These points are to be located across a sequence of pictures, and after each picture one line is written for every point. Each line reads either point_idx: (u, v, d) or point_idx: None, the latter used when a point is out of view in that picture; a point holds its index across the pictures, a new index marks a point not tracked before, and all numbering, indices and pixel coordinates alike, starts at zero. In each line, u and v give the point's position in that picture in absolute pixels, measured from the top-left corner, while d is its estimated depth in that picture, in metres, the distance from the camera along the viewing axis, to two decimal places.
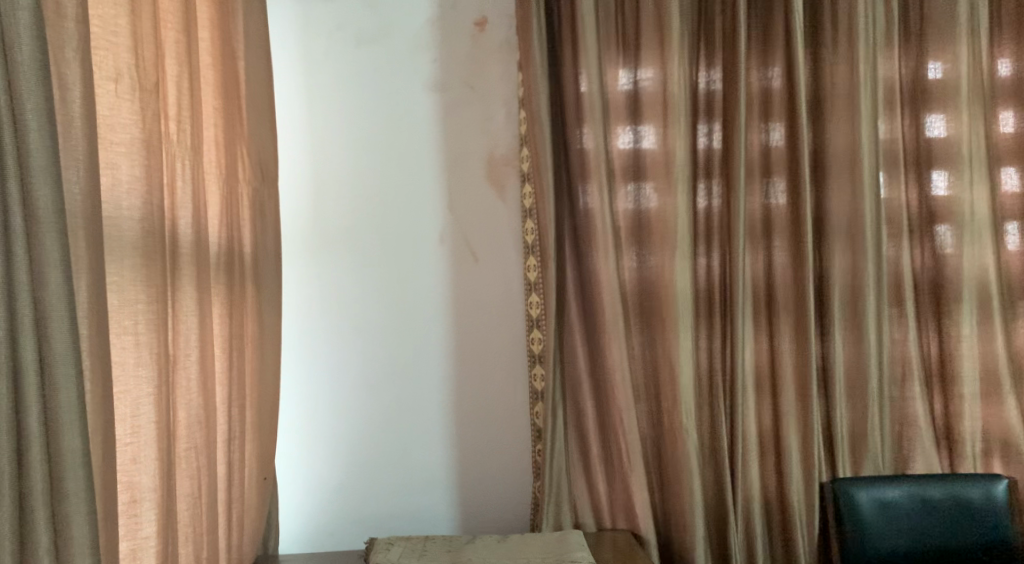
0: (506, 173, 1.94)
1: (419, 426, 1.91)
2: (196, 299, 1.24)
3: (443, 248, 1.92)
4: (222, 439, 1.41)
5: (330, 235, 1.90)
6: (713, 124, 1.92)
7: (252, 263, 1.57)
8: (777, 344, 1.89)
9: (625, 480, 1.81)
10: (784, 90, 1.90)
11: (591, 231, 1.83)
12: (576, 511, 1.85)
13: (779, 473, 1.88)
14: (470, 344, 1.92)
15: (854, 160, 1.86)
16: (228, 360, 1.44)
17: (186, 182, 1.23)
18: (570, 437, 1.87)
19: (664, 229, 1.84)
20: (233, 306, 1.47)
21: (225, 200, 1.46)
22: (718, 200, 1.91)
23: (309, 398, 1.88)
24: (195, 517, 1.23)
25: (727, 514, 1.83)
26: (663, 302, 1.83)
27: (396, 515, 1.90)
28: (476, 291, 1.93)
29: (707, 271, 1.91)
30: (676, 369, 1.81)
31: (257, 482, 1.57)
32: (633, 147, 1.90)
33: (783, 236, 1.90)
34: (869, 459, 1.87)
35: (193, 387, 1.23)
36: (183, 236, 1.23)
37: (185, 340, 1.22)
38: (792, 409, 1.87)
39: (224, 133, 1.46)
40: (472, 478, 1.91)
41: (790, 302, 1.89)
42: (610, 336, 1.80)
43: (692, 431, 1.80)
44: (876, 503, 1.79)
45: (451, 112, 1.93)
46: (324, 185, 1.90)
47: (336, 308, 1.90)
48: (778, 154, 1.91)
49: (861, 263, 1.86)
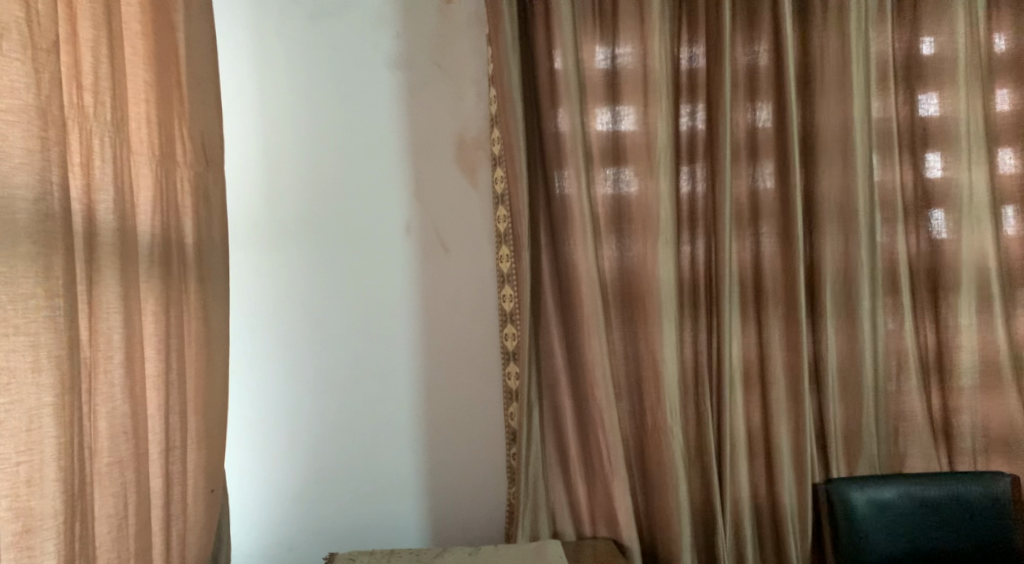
0: (477, 157, 1.80)
1: (385, 430, 1.77)
2: (119, 293, 1.11)
3: (410, 238, 1.79)
4: (158, 450, 1.28)
5: (285, 224, 1.75)
6: (697, 104, 1.79)
7: (195, 256, 1.43)
8: (766, 335, 1.77)
9: (606, 484, 1.69)
10: (771, 66, 1.78)
11: (567, 218, 1.70)
12: (554, 519, 1.72)
13: (770, 474, 1.76)
14: (439, 342, 1.79)
15: (846, 140, 1.74)
16: (164, 361, 1.30)
17: (105, 161, 1.09)
18: (548, 439, 1.74)
19: (646, 216, 1.71)
20: (172, 303, 1.33)
21: (160, 184, 1.32)
22: (703, 183, 1.79)
23: (265, 402, 1.74)
24: (121, 540, 1.09)
25: (715, 518, 1.71)
26: (645, 293, 1.71)
27: (360, 526, 1.77)
28: (445, 284, 1.79)
29: (691, 259, 1.79)
30: (660, 366, 1.69)
31: (203, 495, 1.43)
32: (611, 130, 1.77)
33: (771, 222, 1.78)
34: (865, 458, 1.77)
35: (117, 393, 1.10)
36: (105, 223, 1.09)
37: (107, 340, 1.09)
38: (782, 405, 1.76)
39: (160, 111, 1.32)
40: (443, 486, 1.78)
41: (780, 291, 1.77)
42: (589, 330, 1.68)
43: (677, 430, 1.68)
44: (872, 503, 1.68)
45: (416, 91, 1.79)
46: (278, 170, 1.75)
47: (293, 304, 1.75)
48: (766, 135, 1.79)
49: (854, 250, 1.74)
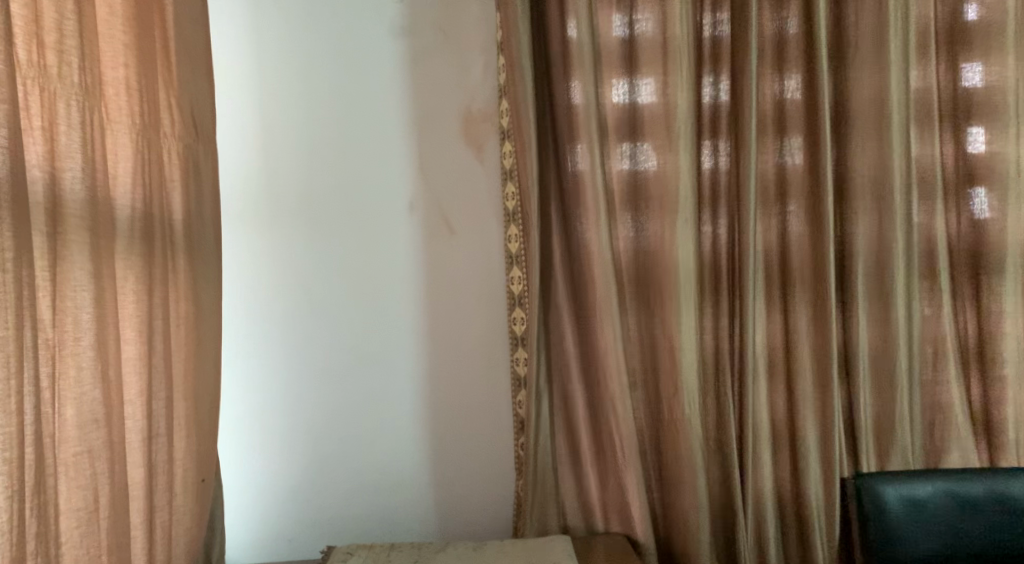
0: (484, 131, 1.71)
1: (388, 419, 1.69)
2: (89, 270, 1.03)
3: (413, 217, 1.70)
4: (141, 438, 1.21)
5: (282, 202, 1.67)
6: (720, 75, 1.67)
7: (184, 232, 1.35)
8: (792, 321, 1.66)
9: (619, 477, 1.59)
10: (801, 34, 1.66)
11: (579, 195, 1.60)
12: (564, 513, 1.64)
13: (795, 467, 1.66)
14: (443, 326, 1.70)
15: (882, 111, 1.62)
16: (148, 343, 1.22)
17: (72, 127, 1.02)
18: (558, 429, 1.65)
19: (665, 194, 1.60)
20: (156, 282, 1.25)
21: (142, 155, 1.23)
22: (726, 159, 1.67)
23: (262, 388, 1.67)
24: (91, 535, 1.03)
25: (736, 514, 1.61)
26: (662, 275, 1.61)
27: (360, 518, 1.69)
28: (451, 266, 1.70)
29: (713, 239, 1.67)
30: (678, 353, 1.59)
31: (193, 484, 1.36)
32: (628, 103, 1.66)
33: (800, 199, 1.66)
34: (897, 452, 1.65)
35: (86, 376, 1.02)
36: (73, 194, 1.01)
37: (75, 322, 1.01)
38: (809, 395, 1.65)
39: (142, 76, 1.23)
40: (447, 477, 1.70)
41: (808, 274, 1.66)
42: (601, 315, 1.58)
43: (696, 421, 1.58)
44: (904, 500, 1.57)
45: (421, 61, 1.69)
46: (275, 145, 1.67)
47: (290, 287, 1.67)
48: (795, 108, 1.66)
49: (889, 230, 1.63)
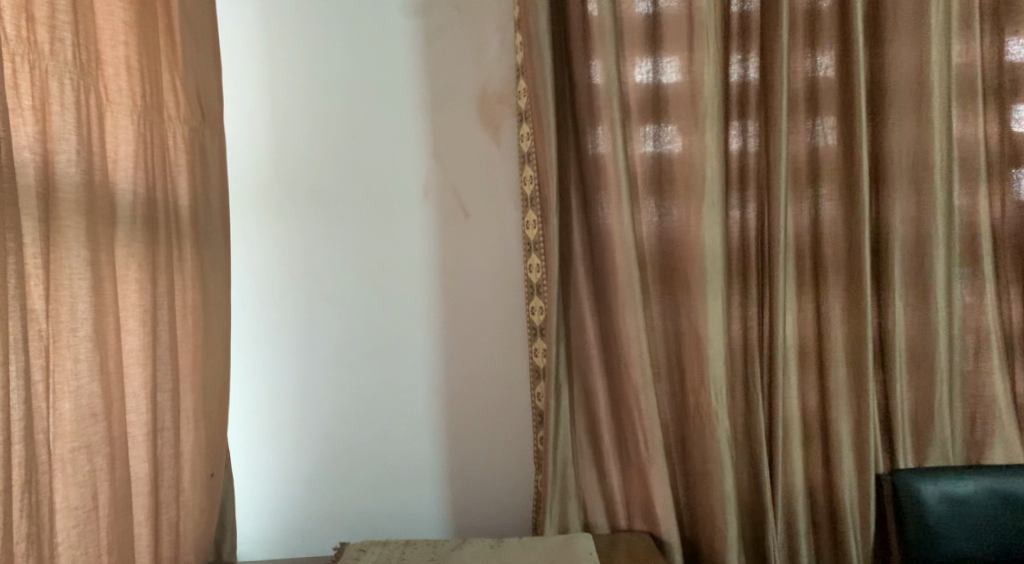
0: (501, 113, 1.65)
1: (402, 411, 1.64)
2: (86, 257, 0.99)
3: (428, 202, 1.65)
4: (145, 432, 1.16)
5: (293, 188, 1.62)
6: (749, 52, 1.59)
7: (190, 219, 1.30)
8: (825, 310, 1.59)
9: (642, 472, 1.53)
10: (835, 8, 1.57)
11: (600, 179, 1.54)
12: (585, 509, 1.58)
13: (827, 462, 1.58)
14: (459, 315, 1.65)
15: (921, 88, 1.53)
16: (151, 334, 1.17)
17: (66, 107, 0.97)
18: (578, 423, 1.59)
19: (690, 176, 1.53)
20: (160, 270, 1.20)
21: (144, 138, 1.18)
22: (755, 140, 1.59)
23: (274, 380, 1.62)
24: (88, 535, 0.98)
25: (766, 511, 1.54)
26: (687, 261, 1.54)
27: (374, 514, 1.65)
28: (467, 253, 1.65)
29: (741, 224, 1.60)
30: (704, 343, 1.52)
31: (202, 480, 1.31)
32: (652, 83, 1.58)
33: (833, 182, 1.58)
34: (936, 447, 1.58)
35: (83, 369, 0.98)
36: (68, 176, 0.97)
37: (71, 312, 0.96)
38: (843, 387, 1.57)
39: (143, 56, 1.18)
40: (464, 471, 1.65)
41: (842, 260, 1.58)
42: (623, 303, 1.52)
43: (723, 415, 1.51)
44: (943, 498, 1.52)
45: (436, 40, 1.64)
46: (286, 128, 1.62)
47: (302, 275, 1.63)
48: (828, 86, 1.58)
49: (928, 214, 1.54)
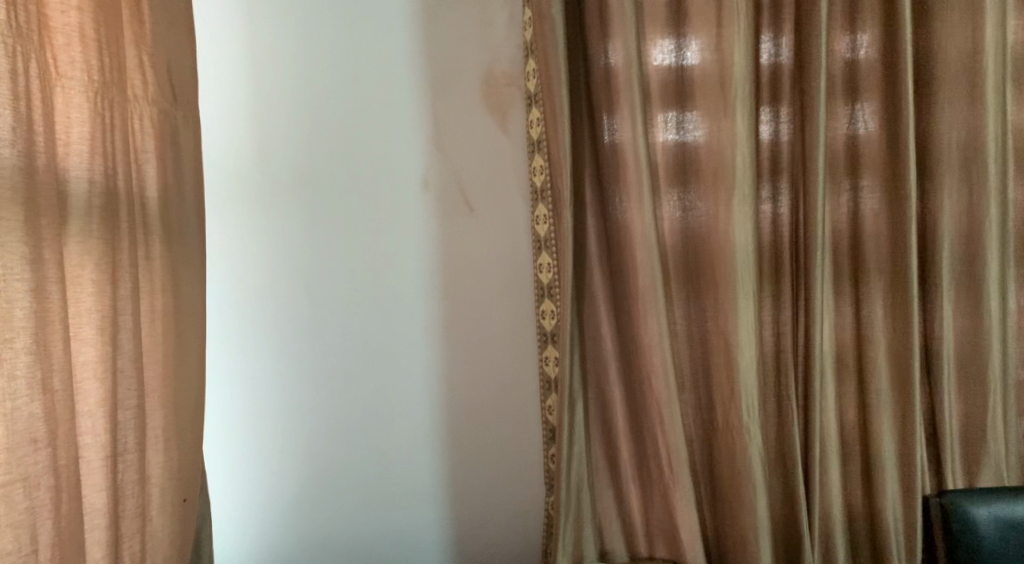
0: (509, 96, 1.54)
1: (400, 422, 1.53)
2: (26, 256, 0.84)
3: (429, 195, 1.53)
4: (103, 457, 1.01)
5: (277, 180, 1.47)
6: (782, 30, 1.44)
7: (160, 212, 1.14)
8: (866, 313, 1.44)
9: (665, 494, 1.39)
10: None
11: (619, 170, 1.39)
12: (601, 534, 1.43)
13: (869, 482, 1.44)
14: (463, 315, 1.54)
15: (975, 69, 1.38)
16: (112, 345, 1.02)
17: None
18: (593, 439, 1.45)
19: (718, 167, 1.38)
20: (122, 271, 1.05)
21: (103, 119, 1.03)
22: (789, 128, 1.44)
23: (257, 390, 1.47)
24: None
25: (802, 539, 1.39)
26: (715, 261, 1.39)
27: (368, 534, 1.53)
28: (471, 251, 1.54)
29: (773, 219, 1.45)
30: (734, 351, 1.37)
31: (174, 506, 1.15)
32: (674, 65, 1.43)
33: (875, 172, 1.43)
34: (991, 465, 1.43)
35: (20, 388, 0.83)
36: (1, 159, 0.83)
37: (5, 319, 0.82)
38: (886, 398, 1.43)
39: (101, 24, 1.02)
40: (467, 482, 1.55)
41: (886, 259, 1.43)
42: (645, 308, 1.37)
43: (756, 430, 1.36)
44: (1000, 523, 1.37)
45: (438, 17, 1.52)
46: (269, 114, 1.46)
47: (289, 274, 1.48)
48: (869, 67, 1.43)
49: (981, 209, 1.40)
